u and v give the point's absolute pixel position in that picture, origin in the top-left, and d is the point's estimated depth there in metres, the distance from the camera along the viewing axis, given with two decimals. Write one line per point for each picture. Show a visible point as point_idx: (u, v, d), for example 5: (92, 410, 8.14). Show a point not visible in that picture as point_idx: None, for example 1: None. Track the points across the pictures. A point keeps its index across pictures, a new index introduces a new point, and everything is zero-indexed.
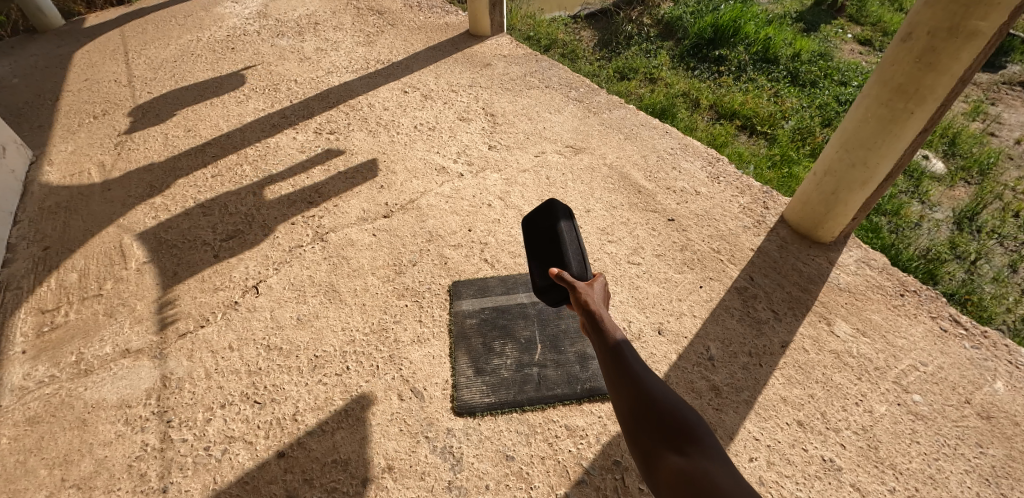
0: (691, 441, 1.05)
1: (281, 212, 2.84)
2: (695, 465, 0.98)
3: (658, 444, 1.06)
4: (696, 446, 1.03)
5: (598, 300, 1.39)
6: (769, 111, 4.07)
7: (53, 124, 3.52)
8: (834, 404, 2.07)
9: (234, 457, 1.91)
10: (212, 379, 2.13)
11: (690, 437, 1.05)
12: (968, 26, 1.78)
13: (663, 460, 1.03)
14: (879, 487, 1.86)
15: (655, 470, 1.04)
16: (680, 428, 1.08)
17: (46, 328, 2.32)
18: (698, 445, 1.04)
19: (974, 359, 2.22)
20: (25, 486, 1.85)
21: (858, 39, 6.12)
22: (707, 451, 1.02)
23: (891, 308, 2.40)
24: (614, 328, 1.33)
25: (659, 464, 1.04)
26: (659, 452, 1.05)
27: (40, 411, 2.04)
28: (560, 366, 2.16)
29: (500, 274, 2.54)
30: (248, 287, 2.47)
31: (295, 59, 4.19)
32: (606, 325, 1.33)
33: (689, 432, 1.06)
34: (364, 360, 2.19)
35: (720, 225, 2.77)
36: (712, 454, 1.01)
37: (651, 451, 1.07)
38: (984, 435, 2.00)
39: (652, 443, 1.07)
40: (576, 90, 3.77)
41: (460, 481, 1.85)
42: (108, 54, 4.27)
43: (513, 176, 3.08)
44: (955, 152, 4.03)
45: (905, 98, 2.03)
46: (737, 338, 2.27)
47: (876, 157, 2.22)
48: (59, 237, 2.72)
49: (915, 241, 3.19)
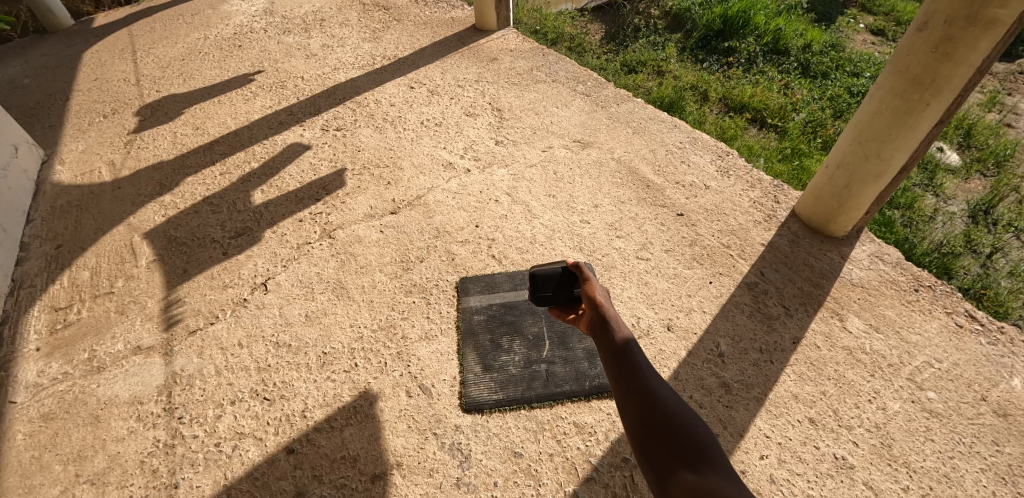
0: (704, 459, 1.01)
1: (288, 210, 2.85)
2: (707, 481, 0.94)
3: (670, 460, 1.03)
4: (709, 463, 1.00)
5: (603, 296, 1.49)
6: (780, 103, 4.02)
7: (64, 123, 3.55)
8: (846, 401, 2.05)
9: (244, 453, 1.92)
10: (223, 376, 2.14)
11: (703, 455, 1.02)
12: (987, 13, 1.73)
13: (674, 474, 1.00)
14: (893, 485, 1.84)
15: (666, 485, 1.00)
16: (691, 445, 1.04)
17: (58, 326, 2.34)
18: (710, 463, 1.00)
19: (990, 355, 2.18)
20: (40, 482, 1.87)
21: (870, 29, 6.02)
22: (719, 470, 0.98)
23: (905, 304, 2.36)
24: (622, 330, 1.35)
25: (670, 479, 1.00)
26: (670, 466, 1.02)
27: (54, 407, 2.07)
28: (569, 363, 2.15)
29: (508, 270, 2.53)
30: (258, 284, 2.48)
31: (301, 56, 4.19)
32: (614, 327, 1.36)
33: (702, 449, 1.03)
34: (373, 356, 2.19)
35: (730, 220, 2.74)
36: (725, 474, 0.97)
37: (662, 466, 1.03)
38: (1000, 432, 1.97)
39: (663, 458, 1.04)
40: (584, 84, 3.73)
41: (469, 478, 1.85)
42: (117, 54, 4.29)
43: (520, 171, 3.06)
44: (971, 144, 3.95)
45: (920, 89, 1.99)
46: (748, 334, 2.25)
47: (889, 150, 2.18)
48: (71, 235, 2.75)
49: (929, 234, 3.14)
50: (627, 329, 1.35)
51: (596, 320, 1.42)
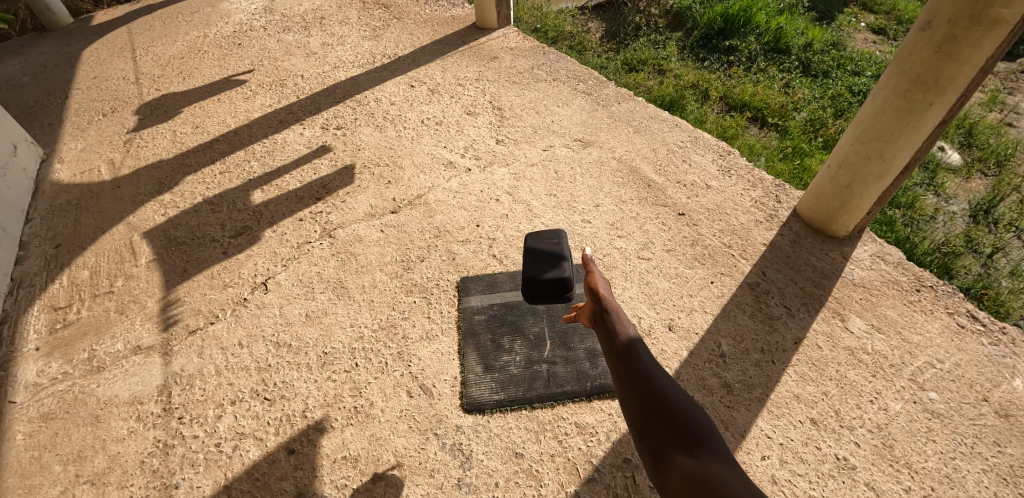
0: (701, 444, 1.01)
1: (289, 209, 2.84)
2: (703, 465, 0.94)
3: (667, 445, 1.03)
4: (706, 448, 1.00)
5: (606, 288, 1.50)
6: (781, 102, 4.01)
7: (64, 122, 3.54)
8: (848, 401, 2.04)
9: (245, 453, 1.91)
10: (223, 376, 2.14)
11: (700, 440, 1.02)
12: (991, 13, 1.72)
13: (672, 460, 1.00)
14: (895, 486, 1.83)
15: (663, 470, 1.00)
16: (689, 430, 1.04)
17: (58, 325, 2.34)
18: (708, 448, 1.00)
19: (992, 356, 2.18)
20: (40, 482, 1.87)
21: (872, 27, 6.01)
22: (716, 455, 0.97)
23: (907, 304, 2.36)
24: (624, 322, 1.36)
25: (668, 464, 1.00)
26: (667, 451, 1.02)
27: (54, 407, 2.06)
28: (571, 363, 2.14)
29: (509, 270, 2.52)
30: (258, 284, 2.47)
31: (301, 54, 4.18)
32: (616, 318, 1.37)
33: (700, 435, 1.03)
34: (373, 356, 2.19)
35: (731, 220, 2.73)
36: (722, 459, 0.97)
37: (660, 451, 1.04)
38: (1002, 433, 1.96)
39: (661, 443, 1.04)
40: (585, 83, 3.72)
41: (470, 478, 1.85)
42: (116, 52, 4.27)
43: (521, 170, 3.05)
44: (972, 143, 3.94)
45: (923, 89, 1.98)
46: (749, 335, 2.24)
47: (891, 150, 2.18)
48: (71, 234, 2.74)
49: (930, 234, 3.13)
50: (628, 321, 1.36)
51: (598, 311, 1.43)
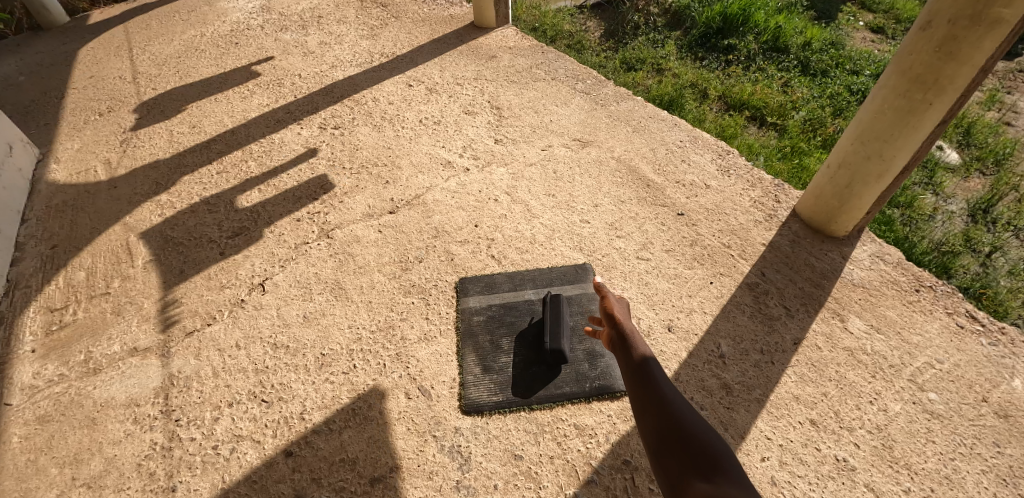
0: (718, 470, 1.00)
1: (286, 209, 2.83)
2: (718, 488, 0.94)
3: (684, 470, 1.03)
4: (723, 473, 0.99)
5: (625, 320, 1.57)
6: (780, 102, 4.00)
7: (59, 122, 3.52)
8: (847, 402, 2.04)
9: (243, 456, 1.90)
10: (220, 378, 2.13)
11: (717, 465, 1.02)
12: (992, 13, 1.72)
13: (688, 484, 1.00)
14: (894, 487, 1.83)
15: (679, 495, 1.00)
16: (706, 456, 1.04)
17: (54, 327, 2.32)
18: (724, 473, 0.99)
19: (991, 356, 2.17)
20: (36, 486, 1.85)
21: (870, 26, 6.00)
22: (732, 479, 0.97)
23: (906, 304, 2.36)
24: (644, 352, 1.40)
25: (684, 489, 0.99)
26: (684, 476, 1.02)
27: (50, 409, 2.05)
28: (569, 364, 2.14)
29: (507, 270, 2.51)
30: (255, 284, 2.46)
31: (299, 53, 4.16)
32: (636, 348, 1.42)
33: (717, 460, 1.03)
34: (372, 358, 2.18)
35: (731, 220, 2.73)
36: (738, 483, 0.96)
37: (677, 477, 1.03)
38: (1002, 434, 1.96)
39: (679, 469, 1.04)
40: (583, 83, 3.71)
41: (469, 480, 1.84)
42: (112, 51, 4.25)
43: (520, 170, 3.04)
44: (971, 142, 3.94)
45: (923, 89, 1.97)
46: (748, 335, 2.23)
47: (890, 150, 2.17)
48: (67, 235, 2.72)
49: (929, 233, 3.13)
50: (649, 352, 1.40)
51: (620, 343, 1.48)
